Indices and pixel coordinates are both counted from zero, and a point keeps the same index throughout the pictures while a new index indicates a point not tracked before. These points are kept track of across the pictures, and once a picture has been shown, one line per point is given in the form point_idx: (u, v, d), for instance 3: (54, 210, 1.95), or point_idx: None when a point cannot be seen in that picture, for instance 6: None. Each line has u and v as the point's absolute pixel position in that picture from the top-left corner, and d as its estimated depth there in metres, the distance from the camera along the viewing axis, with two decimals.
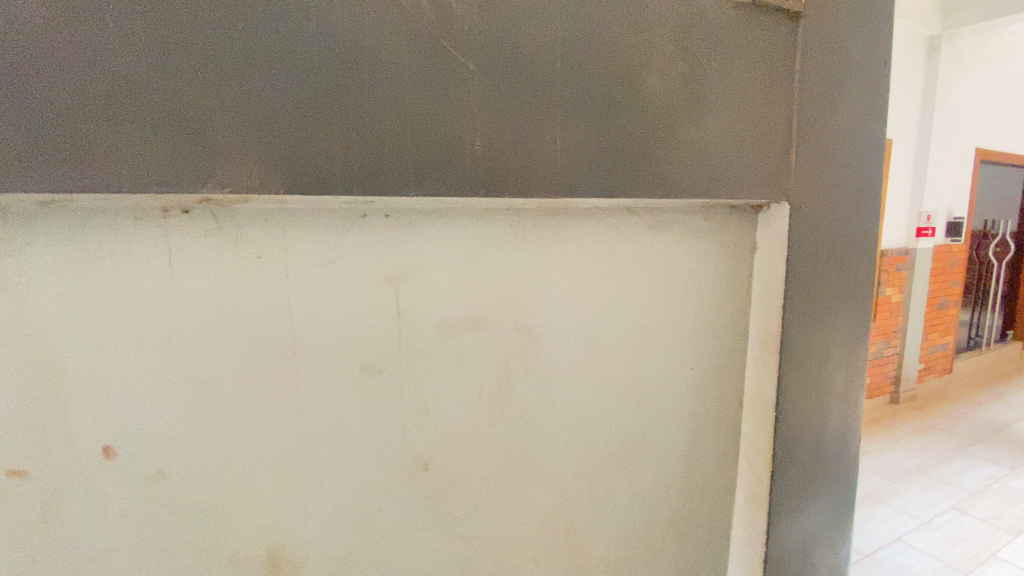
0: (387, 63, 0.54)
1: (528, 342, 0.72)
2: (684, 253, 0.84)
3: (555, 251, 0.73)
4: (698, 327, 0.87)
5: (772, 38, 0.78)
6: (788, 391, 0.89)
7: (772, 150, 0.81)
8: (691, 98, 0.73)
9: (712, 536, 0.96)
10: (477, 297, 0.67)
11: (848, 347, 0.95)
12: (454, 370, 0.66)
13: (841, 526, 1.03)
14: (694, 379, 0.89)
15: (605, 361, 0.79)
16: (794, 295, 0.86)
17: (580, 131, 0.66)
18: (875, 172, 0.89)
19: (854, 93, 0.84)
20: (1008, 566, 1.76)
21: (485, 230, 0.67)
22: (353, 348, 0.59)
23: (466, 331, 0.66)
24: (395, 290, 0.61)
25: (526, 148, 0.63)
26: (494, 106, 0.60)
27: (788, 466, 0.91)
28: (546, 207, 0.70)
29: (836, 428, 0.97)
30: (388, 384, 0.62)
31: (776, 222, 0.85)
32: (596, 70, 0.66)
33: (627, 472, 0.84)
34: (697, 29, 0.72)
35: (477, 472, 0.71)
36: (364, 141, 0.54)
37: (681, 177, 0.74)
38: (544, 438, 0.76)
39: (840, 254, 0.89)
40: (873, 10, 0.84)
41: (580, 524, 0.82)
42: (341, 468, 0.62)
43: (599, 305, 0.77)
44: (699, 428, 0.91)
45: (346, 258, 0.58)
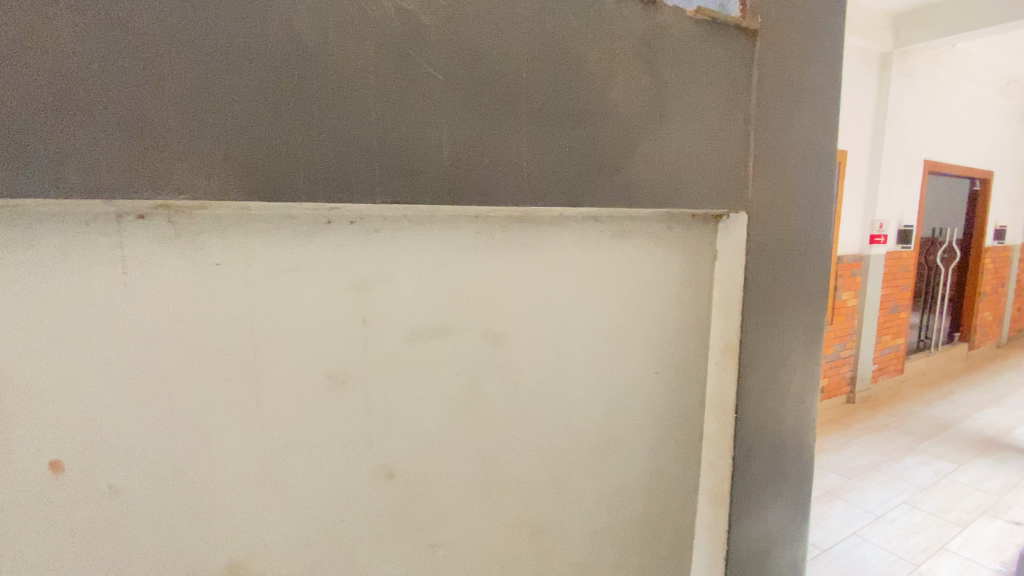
0: (349, 69, 0.52)
1: (496, 348, 0.72)
2: (651, 260, 0.85)
3: (526, 259, 0.73)
4: (663, 330, 0.88)
5: (733, 52, 0.79)
6: (747, 392, 0.92)
7: (736, 160, 0.82)
8: (664, 105, 0.73)
9: (677, 537, 0.98)
10: (447, 304, 0.67)
11: (802, 349, 1.00)
12: (421, 376, 0.67)
13: (797, 522, 1.08)
14: (662, 382, 0.90)
15: (574, 365, 0.80)
16: (752, 299, 0.89)
17: (551, 139, 0.64)
18: (824, 184, 0.94)
19: (804, 108, 0.89)
20: (954, 555, 2.28)
21: (454, 239, 0.67)
22: (318, 354, 0.60)
23: (434, 339, 0.67)
24: (361, 298, 0.62)
25: (496, 157, 0.61)
26: (462, 114, 0.58)
27: (747, 465, 0.94)
28: (515, 215, 0.70)
29: (789, 426, 1.01)
30: (353, 392, 0.63)
31: (736, 230, 0.87)
32: (569, 78, 0.64)
33: (597, 477, 0.85)
34: (667, 38, 0.71)
35: (444, 481, 0.71)
36: (329, 148, 0.52)
37: (654, 186, 0.73)
38: (512, 445, 0.76)
39: (794, 258, 0.94)
40: (826, 28, 0.89)
41: (549, 530, 0.81)
42: (307, 476, 0.62)
43: (570, 313, 0.78)
44: (664, 431, 0.92)
45: (310, 266, 0.59)
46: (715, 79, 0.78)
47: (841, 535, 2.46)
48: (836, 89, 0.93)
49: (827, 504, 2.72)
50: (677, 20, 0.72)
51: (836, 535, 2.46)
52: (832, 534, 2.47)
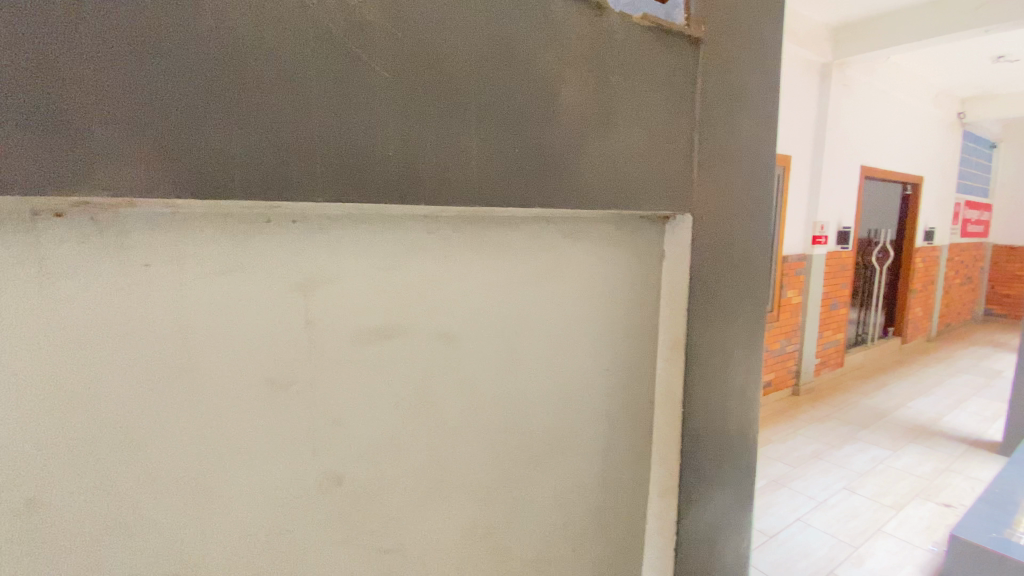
0: (289, 62, 0.50)
1: (448, 349, 0.71)
2: (601, 261, 0.87)
3: (477, 259, 0.73)
4: (613, 329, 0.91)
5: (677, 59, 0.81)
6: (694, 388, 0.95)
7: (680, 164, 0.85)
8: (610, 108, 0.74)
9: (627, 529, 1.01)
10: (395, 305, 0.66)
11: (745, 345, 1.05)
12: (369, 379, 0.65)
13: (743, 512, 1.12)
14: (613, 379, 0.92)
15: (527, 365, 0.80)
16: (698, 298, 0.92)
17: (499, 140, 0.64)
18: (762, 187, 0.99)
19: (745, 115, 0.93)
20: (890, 537, 2.44)
21: (403, 238, 0.66)
22: (259, 357, 0.58)
23: (383, 340, 0.66)
24: (305, 299, 0.60)
25: (445, 157, 0.60)
26: (411, 113, 0.57)
27: (694, 459, 0.97)
28: (464, 215, 0.70)
29: (734, 419, 1.06)
30: (295, 398, 0.61)
31: (681, 231, 0.90)
32: (517, 80, 0.64)
33: (549, 475, 0.86)
34: (612, 43, 0.73)
35: (394, 485, 0.69)
36: (269, 147, 0.51)
37: (602, 190, 0.75)
38: (465, 446, 0.75)
39: (737, 258, 0.98)
40: (765, 38, 0.94)
41: (501, 530, 0.82)
42: (248, 483, 0.60)
43: (521, 313, 0.78)
44: (615, 426, 0.94)
45: (249, 267, 0.57)
46: (661, 86, 0.80)
47: (786, 521, 2.59)
48: (775, 98, 0.98)
49: (774, 492, 2.85)
50: (624, 25, 0.74)
51: (782, 522, 2.58)
52: (778, 520, 2.59)
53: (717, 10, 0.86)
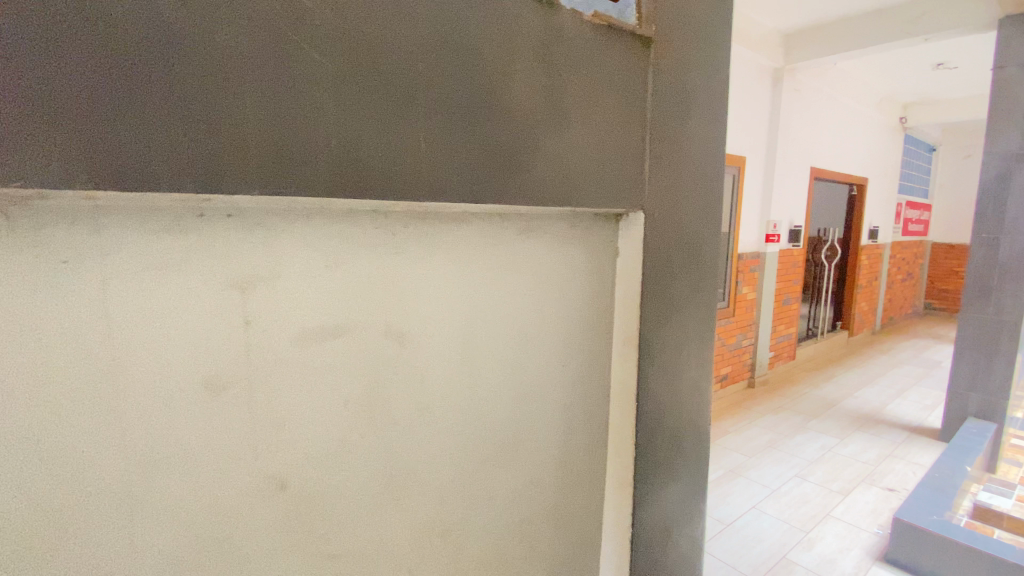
0: (222, 49, 0.48)
1: (399, 348, 0.70)
2: (555, 258, 0.87)
3: (428, 256, 0.71)
4: (568, 325, 0.91)
5: (629, 58, 0.82)
6: (647, 382, 0.96)
7: (632, 161, 0.86)
8: (561, 105, 0.74)
9: (585, 523, 1.02)
10: (341, 304, 0.64)
11: (696, 339, 1.07)
12: (314, 381, 0.63)
13: (696, 502, 1.15)
14: (568, 376, 0.93)
15: (482, 363, 0.79)
16: (650, 294, 0.94)
17: (449, 136, 0.63)
18: (712, 186, 1.02)
19: (695, 115, 0.95)
20: (839, 521, 2.57)
21: (348, 234, 0.63)
22: (192, 358, 0.55)
23: (329, 340, 0.64)
24: (242, 298, 0.57)
25: (391, 151, 0.59)
26: (355, 105, 0.56)
27: (649, 452, 0.99)
28: (414, 211, 0.69)
29: (687, 412, 1.09)
30: (233, 401, 0.58)
31: (634, 228, 0.92)
32: (466, 75, 0.63)
33: (505, 473, 0.85)
34: (562, 40, 0.73)
35: (343, 488, 0.67)
36: (199, 137, 0.48)
37: (555, 188, 0.75)
38: (418, 447, 0.73)
39: (688, 254, 1.01)
40: (715, 40, 0.96)
41: (457, 530, 0.81)
42: (183, 492, 0.57)
43: (476, 311, 0.77)
44: (571, 421, 0.95)
45: (181, 265, 0.54)
46: (613, 84, 0.80)
47: (742, 509, 2.68)
48: (724, 99, 1.01)
49: (731, 482, 2.95)
50: (575, 23, 0.74)
51: (738, 510, 2.68)
52: (734, 508, 2.69)
53: (668, 10, 0.87)
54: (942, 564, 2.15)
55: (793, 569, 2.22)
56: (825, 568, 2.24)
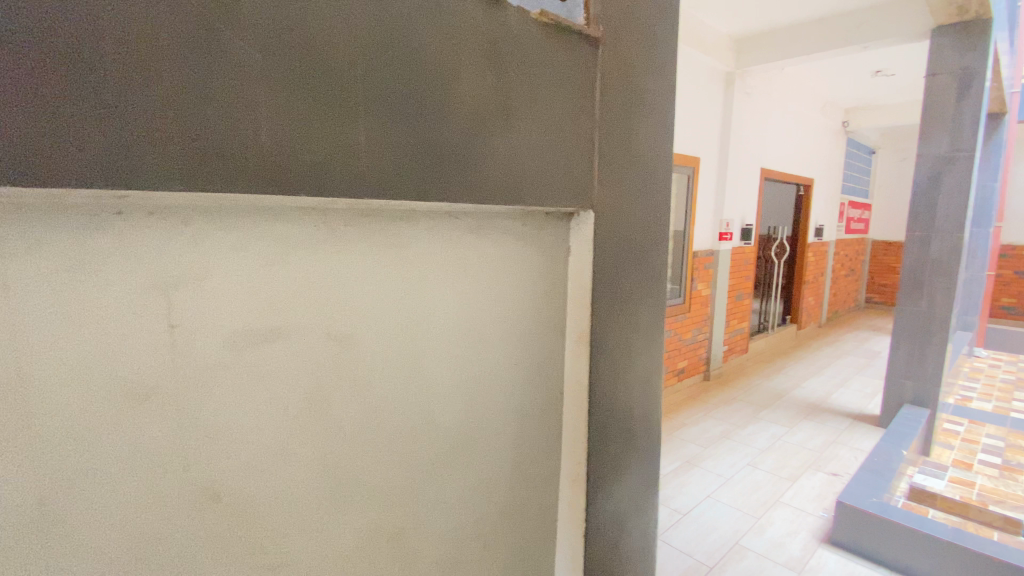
0: (138, 36, 0.45)
1: (342, 350, 0.67)
2: (506, 256, 0.87)
3: (371, 255, 0.69)
4: (520, 324, 0.91)
5: (576, 58, 0.83)
6: (598, 379, 0.97)
7: (580, 160, 0.86)
8: (507, 103, 0.73)
9: (540, 520, 1.02)
10: (277, 305, 0.61)
11: (646, 335, 1.10)
12: (249, 388, 0.60)
13: (648, 494, 1.18)
14: (522, 374, 0.93)
15: (432, 363, 0.78)
16: (600, 292, 0.95)
17: (390, 133, 0.61)
18: (659, 186, 1.04)
19: (643, 117, 0.97)
20: (787, 507, 2.69)
21: (285, 232, 0.61)
22: (109, 365, 0.52)
23: (266, 343, 0.61)
24: (166, 301, 0.54)
25: (329, 145, 0.56)
26: (288, 97, 0.53)
27: (601, 446, 1.00)
28: (357, 207, 0.67)
29: (638, 407, 1.11)
30: (159, 410, 0.55)
31: (584, 227, 0.93)
32: (408, 70, 0.62)
33: (456, 475, 0.84)
34: (508, 37, 0.72)
35: (283, 496, 0.64)
36: (114, 129, 0.45)
37: (502, 186, 0.74)
38: (365, 451, 0.72)
39: (637, 251, 1.03)
40: (661, 42, 0.99)
41: (409, 533, 0.79)
42: (104, 509, 0.53)
43: (425, 310, 0.76)
44: (524, 419, 0.95)
45: (97, 265, 0.50)
46: (560, 84, 0.81)
47: (698, 498, 2.77)
48: (670, 101, 1.03)
49: (687, 472, 3.04)
50: (522, 20, 0.74)
51: (694, 499, 2.76)
52: (690, 498, 2.77)
53: (615, 11, 0.88)
54: (882, 543, 2.29)
55: (745, 554, 2.31)
56: (774, 552, 2.34)
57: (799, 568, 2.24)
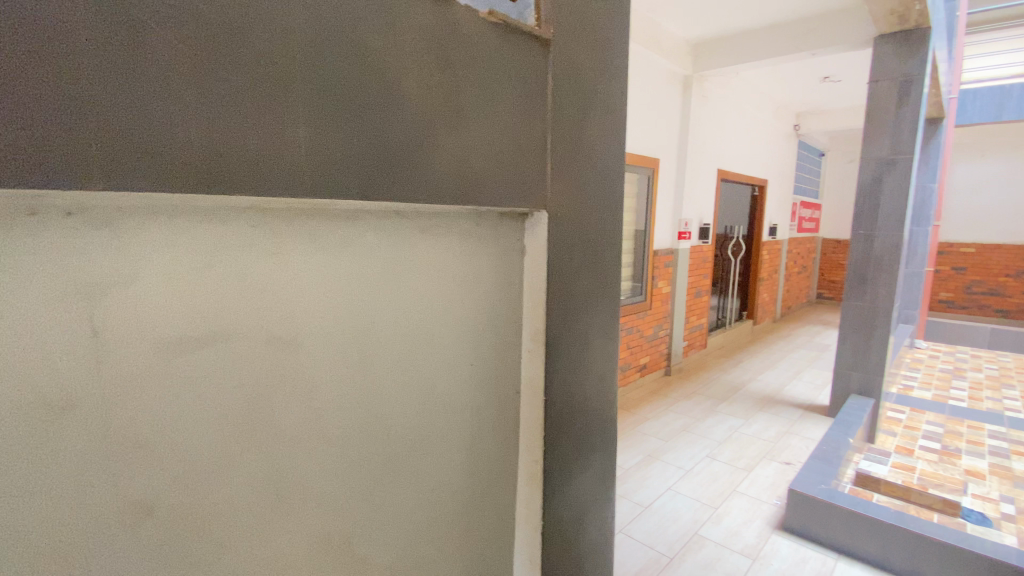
0: (50, 25, 0.42)
1: (288, 354, 0.65)
2: (458, 256, 0.86)
3: (316, 256, 0.67)
4: (475, 324, 0.91)
5: (527, 59, 0.83)
6: (554, 377, 0.98)
7: (532, 160, 0.86)
8: (456, 102, 0.72)
9: (498, 519, 1.02)
10: (215, 309, 0.59)
11: (601, 333, 1.12)
12: (184, 397, 0.57)
13: (605, 489, 1.20)
14: (477, 375, 0.93)
15: (383, 365, 0.77)
16: (555, 292, 0.96)
17: (333, 131, 0.59)
18: (612, 186, 1.06)
19: (595, 118, 0.99)
20: (743, 496, 2.79)
21: (220, 233, 0.59)
22: (27, 374, 0.48)
23: (206, 348, 0.58)
24: (89, 307, 0.51)
25: (267, 140, 0.54)
26: (221, 88, 0.50)
27: (557, 444, 1.01)
28: (299, 207, 0.65)
29: (594, 403, 1.12)
30: (83, 423, 0.51)
31: (538, 227, 0.93)
32: (351, 67, 0.60)
33: (409, 479, 0.83)
34: (457, 37, 0.71)
35: (225, 507, 0.62)
36: (21, 122, 0.42)
37: (451, 186, 0.73)
38: (314, 457, 0.70)
39: (591, 250, 1.04)
40: (613, 44, 1.01)
41: (361, 538, 0.77)
42: (23, 530, 0.49)
43: (375, 312, 0.75)
44: (480, 420, 0.94)
45: (11, 269, 0.47)
46: (511, 84, 0.80)
47: (659, 491, 2.83)
48: (622, 102, 1.05)
49: (649, 466, 3.11)
50: (470, 19, 0.73)
51: (656, 492, 2.83)
52: (652, 491, 2.83)
53: (566, 12, 0.89)
54: (831, 527, 2.40)
55: (703, 544, 2.39)
56: (731, 540, 2.42)
57: (755, 554, 2.33)
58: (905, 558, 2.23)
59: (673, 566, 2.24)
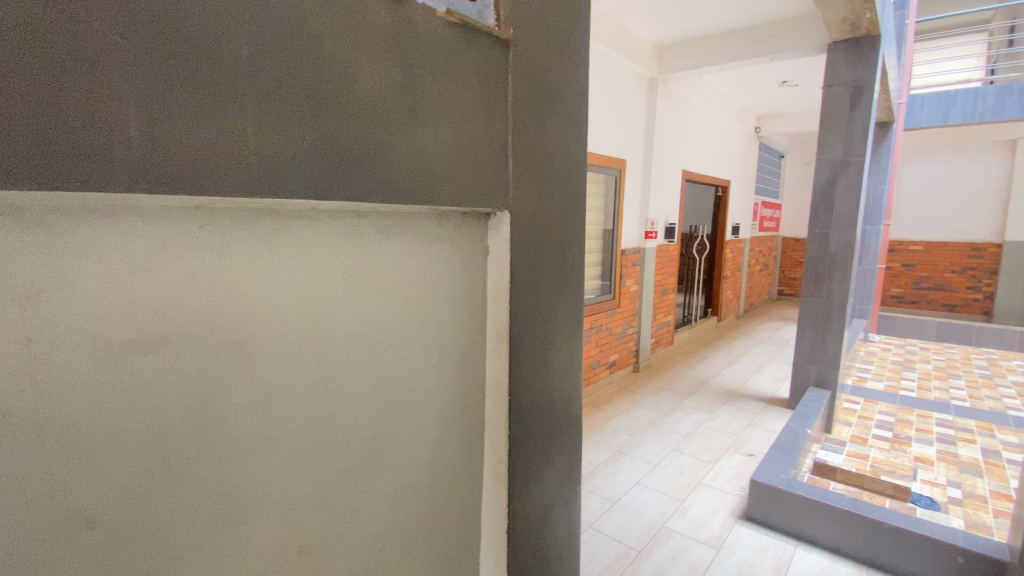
0: None
1: (241, 358, 0.64)
2: (420, 257, 0.86)
3: (271, 257, 0.66)
4: (438, 325, 0.91)
5: (486, 59, 0.83)
6: (518, 376, 0.99)
7: (493, 160, 0.86)
8: (413, 101, 0.72)
9: (464, 518, 1.02)
10: (162, 312, 0.57)
11: (565, 331, 1.13)
12: (128, 404, 0.55)
13: (571, 485, 1.22)
14: (441, 374, 0.92)
15: (343, 367, 0.76)
16: (518, 291, 0.96)
17: (286, 129, 0.58)
18: (574, 185, 1.08)
19: (556, 118, 1.00)
20: (709, 488, 2.87)
21: (166, 233, 0.56)
22: None
23: (152, 353, 0.56)
24: (21, 313, 0.49)
25: (213, 139, 0.52)
26: (161, 85, 0.48)
27: (523, 443, 1.02)
28: (250, 207, 0.63)
29: (559, 401, 1.14)
30: (15, 434, 0.49)
31: (500, 226, 0.93)
32: (304, 63, 0.59)
33: (373, 481, 0.82)
34: (413, 36, 0.71)
35: (175, 518, 0.60)
36: None
37: (411, 184, 0.73)
38: (272, 461, 0.68)
39: (554, 250, 1.05)
40: (574, 46, 1.02)
41: (321, 542, 0.76)
42: None
43: (334, 313, 0.74)
44: (444, 420, 0.94)
45: None
46: (470, 84, 0.80)
47: (628, 486, 2.88)
48: (583, 103, 1.07)
49: (619, 461, 3.16)
50: (428, 17, 0.73)
51: (624, 487, 2.87)
52: (621, 486, 2.88)
53: (526, 12, 0.89)
54: (791, 515, 2.49)
55: (670, 536, 2.44)
56: (697, 531, 2.48)
57: (719, 544, 2.39)
58: (860, 542, 2.33)
59: (642, 559, 2.28)
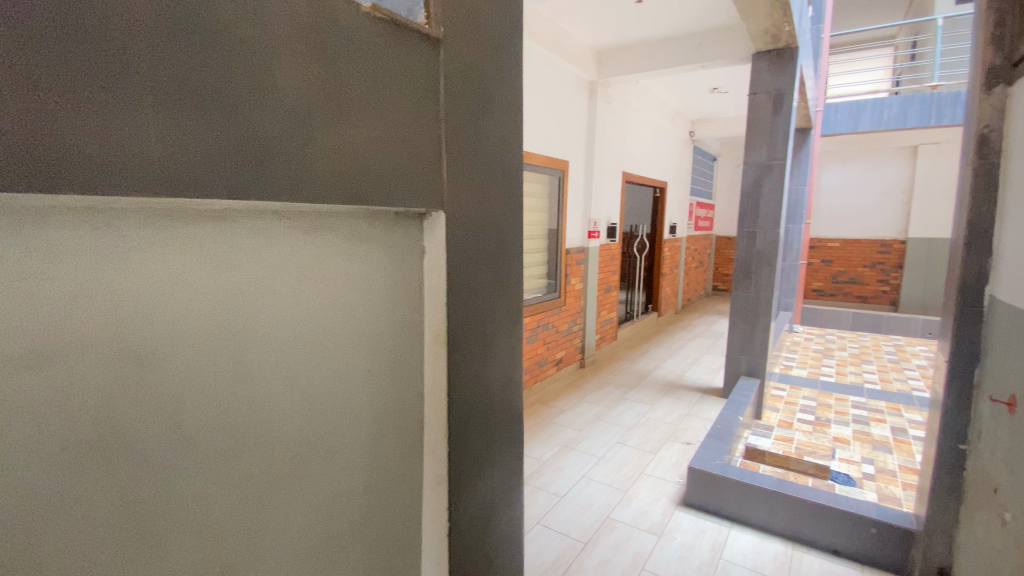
0: None
1: (156, 370, 0.59)
2: (352, 258, 0.84)
3: (185, 260, 0.62)
4: (373, 329, 0.88)
5: (414, 57, 0.81)
6: (456, 377, 0.98)
7: (426, 160, 0.85)
8: (337, 98, 0.69)
9: (403, 524, 1.00)
10: (59, 323, 0.52)
11: (504, 332, 1.14)
12: (14, 426, 0.49)
13: (514, 483, 1.23)
14: (376, 379, 0.90)
15: (270, 374, 0.73)
16: (455, 292, 0.96)
17: (195, 124, 0.54)
18: (510, 186, 1.09)
19: (491, 118, 1.00)
20: (650, 478, 2.98)
21: (58, 237, 0.51)
22: None
23: (48, 368, 0.51)
24: None
25: (109, 134, 0.47)
26: (41, 75, 0.44)
27: (462, 444, 1.02)
28: (158, 208, 0.59)
29: (499, 401, 1.14)
30: None
31: (435, 227, 0.93)
32: (212, 56, 0.55)
33: (304, 492, 0.79)
34: (336, 31, 0.68)
35: (78, 547, 0.55)
36: None
37: (336, 185, 0.71)
38: (191, 478, 0.64)
39: (491, 250, 1.05)
40: (507, 47, 1.02)
41: (249, 559, 0.73)
42: None
43: (259, 320, 0.70)
44: (381, 425, 0.92)
45: None
46: (398, 82, 0.79)
47: (574, 480, 2.94)
48: (517, 104, 1.08)
49: (566, 456, 3.21)
50: (351, 11, 0.70)
51: (571, 481, 2.93)
52: (567, 481, 2.93)
53: (456, 11, 0.89)
54: (726, 499, 2.63)
55: (614, 526, 2.51)
56: (640, 519, 2.57)
57: (660, 531, 2.49)
58: (785, 520, 2.50)
59: (588, 550, 2.33)
